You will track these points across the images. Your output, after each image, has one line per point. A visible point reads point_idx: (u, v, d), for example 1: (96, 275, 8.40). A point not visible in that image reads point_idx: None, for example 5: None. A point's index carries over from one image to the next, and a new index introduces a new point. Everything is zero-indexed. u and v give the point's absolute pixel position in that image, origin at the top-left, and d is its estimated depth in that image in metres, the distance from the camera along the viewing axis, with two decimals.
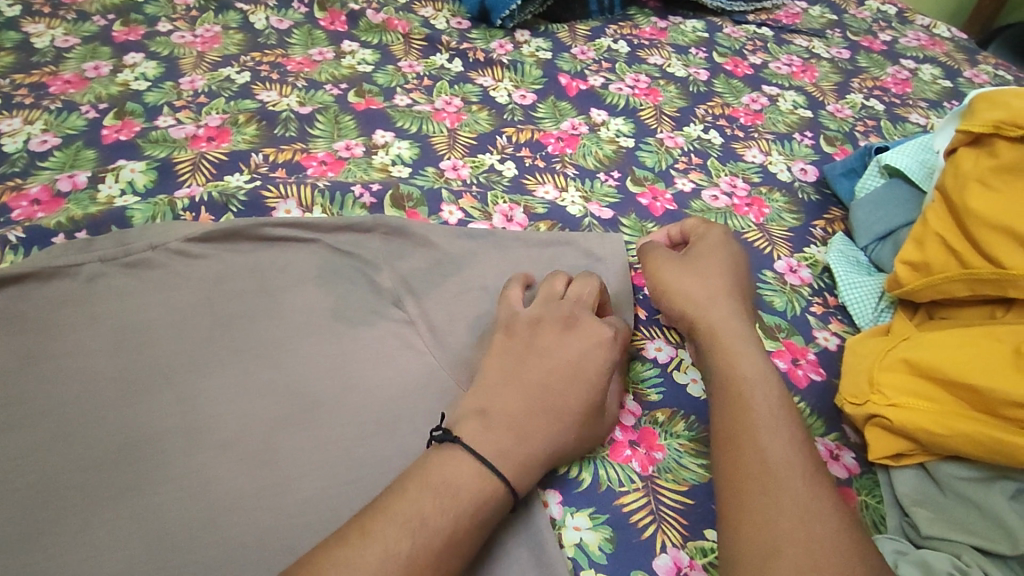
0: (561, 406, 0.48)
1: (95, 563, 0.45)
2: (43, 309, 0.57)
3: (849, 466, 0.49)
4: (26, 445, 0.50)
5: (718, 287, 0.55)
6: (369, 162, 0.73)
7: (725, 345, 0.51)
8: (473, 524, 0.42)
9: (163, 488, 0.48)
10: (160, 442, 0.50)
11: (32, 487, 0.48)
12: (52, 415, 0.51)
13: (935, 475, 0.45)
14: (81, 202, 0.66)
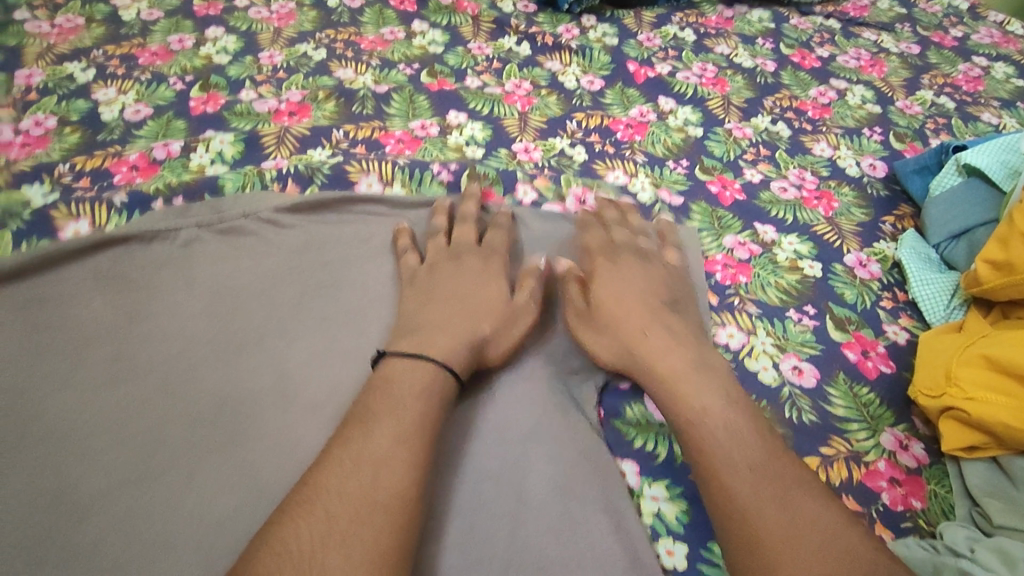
0: (477, 312, 0.54)
1: (201, 508, 0.47)
2: (145, 269, 0.59)
3: (917, 455, 0.51)
4: (131, 393, 0.52)
5: (622, 323, 0.54)
6: (444, 142, 0.75)
7: (669, 387, 0.49)
8: (419, 397, 0.47)
9: (260, 443, 0.50)
10: (257, 399, 0.53)
11: (139, 434, 0.50)
12: (157, 367, 0.53)
13: (1008, 468, 0.47)
14: (175, 169, 0.69)
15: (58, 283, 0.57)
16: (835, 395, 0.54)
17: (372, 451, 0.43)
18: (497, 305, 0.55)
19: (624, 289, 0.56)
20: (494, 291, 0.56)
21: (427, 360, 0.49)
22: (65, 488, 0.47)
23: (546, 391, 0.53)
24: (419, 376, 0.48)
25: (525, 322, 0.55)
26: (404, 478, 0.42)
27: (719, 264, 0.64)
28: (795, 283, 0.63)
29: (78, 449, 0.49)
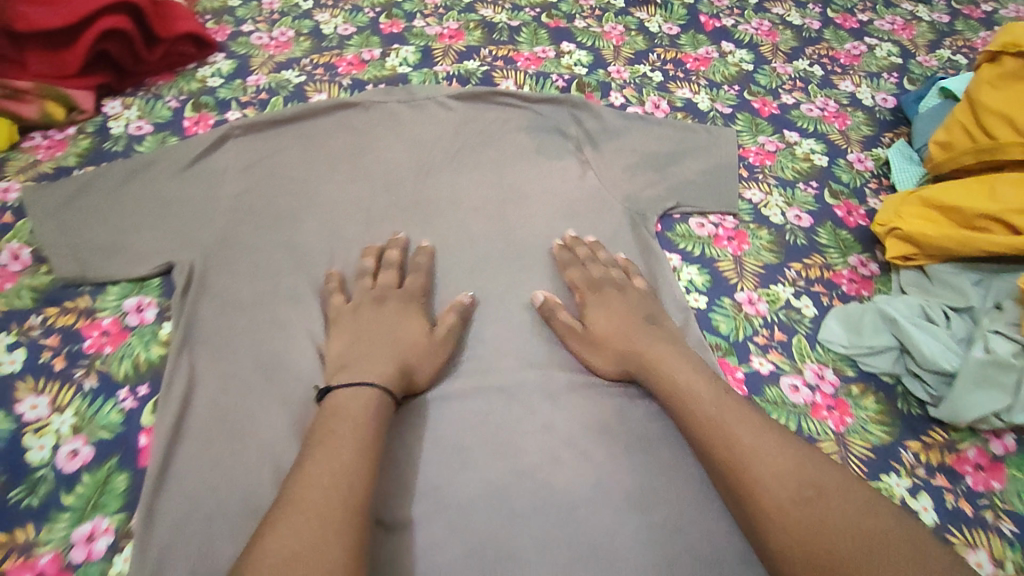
0: (408, 346, 0.64)
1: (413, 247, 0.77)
2: (367, 121, 0.90)
3: (872, 269, 0.78)
4: (368, 187, 0.82)
5: (615, 340, 0.66)
6: (559, 62, 1.04)
7: (661, 381, 0.62)
8: (372, 415, 0.57)
9: (441, 225, 0.79)
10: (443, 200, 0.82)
11: (374, 209, 0.80)
12: (380, 176, 0.84)
13: (927, 270, 0.72)
14: (376, 67, 1.00)
15: (315, 124, 0.89)
16: (822, 233, 0.82)
17: (341, 461, 0.52)
18: (419, 342, 0.65)
19: (613, 314, 0.68)
20: (418, 328, 0.66)
21: (370, 387, 0.59)
22: (336, 229, 0.78)
23: (618, 215, 0.82)
24: (364, 401, 0.57)
25: (437, 355, 0.66)
26: (367, 481, 0.52)
27: (753, 152, 0.91)
28: (806, 168, 0.89)
29: (340, 212, 0.80)
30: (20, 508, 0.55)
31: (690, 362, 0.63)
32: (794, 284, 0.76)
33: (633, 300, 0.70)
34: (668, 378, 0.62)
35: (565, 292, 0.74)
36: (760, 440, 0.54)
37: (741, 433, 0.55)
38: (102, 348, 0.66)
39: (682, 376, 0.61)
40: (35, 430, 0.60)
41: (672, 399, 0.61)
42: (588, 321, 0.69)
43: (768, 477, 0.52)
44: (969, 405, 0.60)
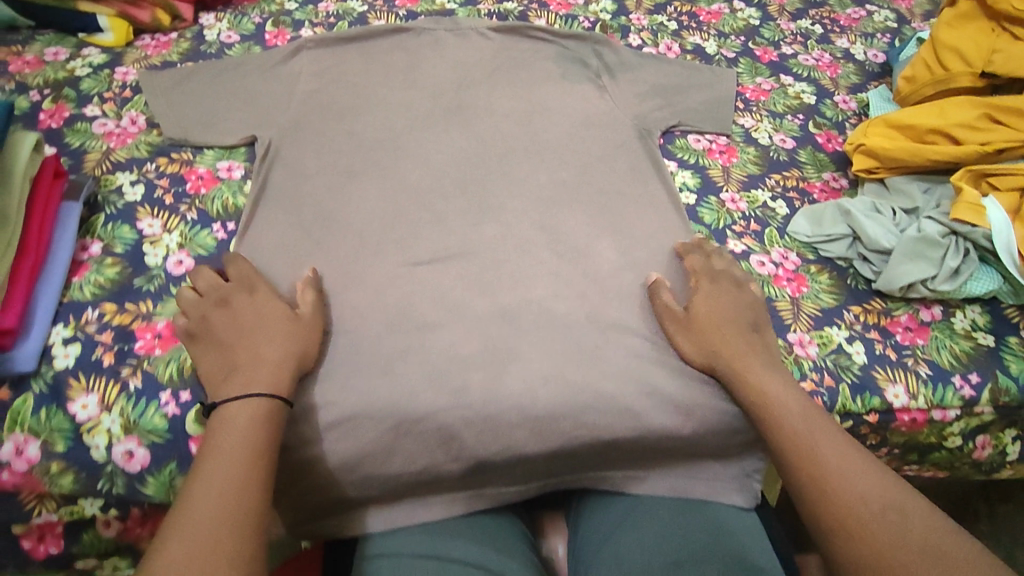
0: (274, 330, 0.63)
1: (451, 140, 0.90)
2: (417, 44, 1.03)
3: (842, 183, 0.91)
4: (417, 92, 0.96)
5: (711, 338, 0.68)
6: (587, 8, 1.18)
7: (751, 382, 0.64)
8: (262, 424, 0.55)
9: (477, 125, 0.93)
10: (480, 107, 0.95)
11: (421, 110, 0.94)
12: (426, 84, 0.97)
13: (886, 182, 0.85)
14: (427, 3, 1.15)
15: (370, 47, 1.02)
16: (802, 154, 0.95)
17: (225, 475, 0.51)
18: (284, 323, 0.64)
19: (719, 311, 0.70)
20: (280, 311, 0.65)
21: (259, 396, 0.57)
22: (387, 121, 0.91)
23: (626, 131, 0.94)
24: (253, 410, 0.56)
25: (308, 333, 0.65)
26: (256, 491, 0.51)
27: (750, 90, 1.04)
28: (796, 104, 1.03)
29: (392, 110, 0.93)
30: (142, 290, 0.70)
31: (784, 380, 0.65)
32: (772, 190, 0.89)
33: (746, 305, 0.71)
34: (759, 386, 0.64)
35: (680, 274, 0.77)
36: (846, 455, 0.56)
37: (832, 449, 0.57)
38: (200, 190, 0.81)
39: (776, 388, 0.63)
40: (151, 242, 0.75)
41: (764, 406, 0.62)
42: (690, 307, 0.71)
43: (839, 473, 0.55)
44: (901, 272, 0.73)
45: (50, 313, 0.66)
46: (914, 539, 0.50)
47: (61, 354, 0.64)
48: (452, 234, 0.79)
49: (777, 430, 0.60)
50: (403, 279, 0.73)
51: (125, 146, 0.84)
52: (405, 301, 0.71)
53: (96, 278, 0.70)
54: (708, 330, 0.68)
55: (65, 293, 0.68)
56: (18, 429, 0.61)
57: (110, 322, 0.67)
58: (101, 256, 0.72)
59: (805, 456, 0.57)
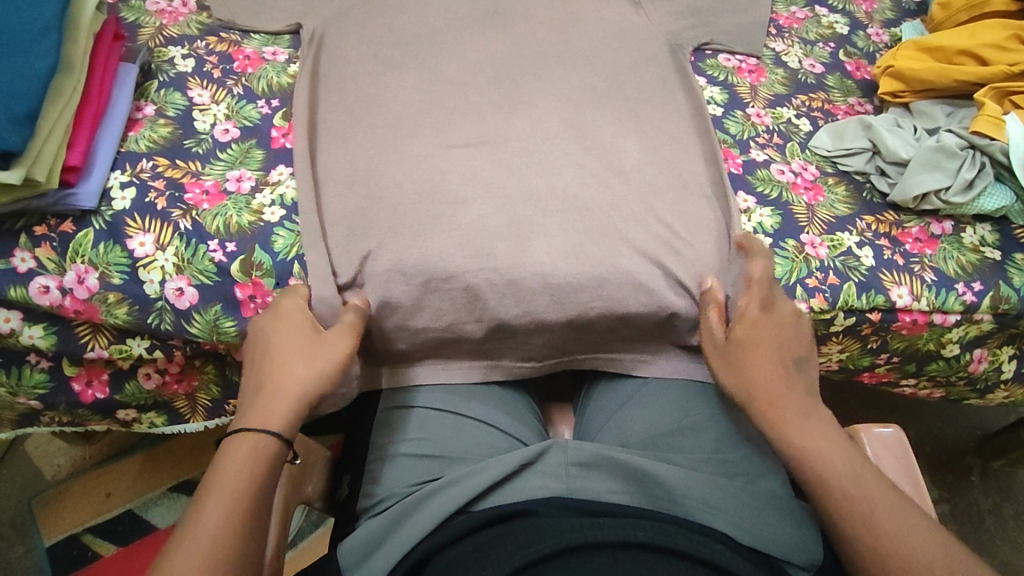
0: (297, 352, 0.59)
1: (486, 42, 0.93)
2: None
3: (866, 108, 0.93)
4: None
5: (741, 370, 0.63)
6: None
7: (798, 441, 0.58)
8: (258, 467, 0.53)
9: (513, 30, 0.95)
10: (517, 14, 0.97)
11: (459, 12, 0.96)
12: None
13: (910, 107, 0.87)
14: None
15: None
16: (831, 79, 0.96)
17: (209, 529, 0.49)
18: (304, 343, 0.60)
19: (767, 336, 0.64)
20: (304, 329, 0.62)
21: (258, 432, 0.55)
22: (426, 20, 0.94)
23: (659, 43, 0.97)
24: (251, 449, 0.54)
25: (333, 350, 0.60)
26: (240, 549, 0.49)
27: (784, 17, 1.05)
28: (829, 34, 1.03)
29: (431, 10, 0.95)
30: (191, 151, 0.75)
31: (830, 431, 0.59)
32: (797, 109, 0.91)
33: (791, 344, 0.64)
34: (811, 446, 0.57)
35: (738, 288, 0.72)
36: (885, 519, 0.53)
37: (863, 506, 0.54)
38: (246, 68, 0.84)
39: (817, 445, 0.57)
40: (200, 110, 0.79)
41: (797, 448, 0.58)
42: (732, 335, 0.66)
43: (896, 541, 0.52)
44: (917, 182, 0.75)
45: (109, 160, 0.70)
46: None
47: (119, 197, 0.69)
48: (484, 124, 0.82)
49: (826, 495, 0.56)
50: (437, 159, 0.77)
51: (177, 23, 0.87)
52: (438, 177, 0.75)
53: (149, 134, 0.75)
54: (747, 364, 0.63)
55: (122, 146, 0.73)
56: (79, 259, 0.66)
57: (162, 174, 0.72)
58: (155, 116, 0.76)
59: (860, 524, 0.53)
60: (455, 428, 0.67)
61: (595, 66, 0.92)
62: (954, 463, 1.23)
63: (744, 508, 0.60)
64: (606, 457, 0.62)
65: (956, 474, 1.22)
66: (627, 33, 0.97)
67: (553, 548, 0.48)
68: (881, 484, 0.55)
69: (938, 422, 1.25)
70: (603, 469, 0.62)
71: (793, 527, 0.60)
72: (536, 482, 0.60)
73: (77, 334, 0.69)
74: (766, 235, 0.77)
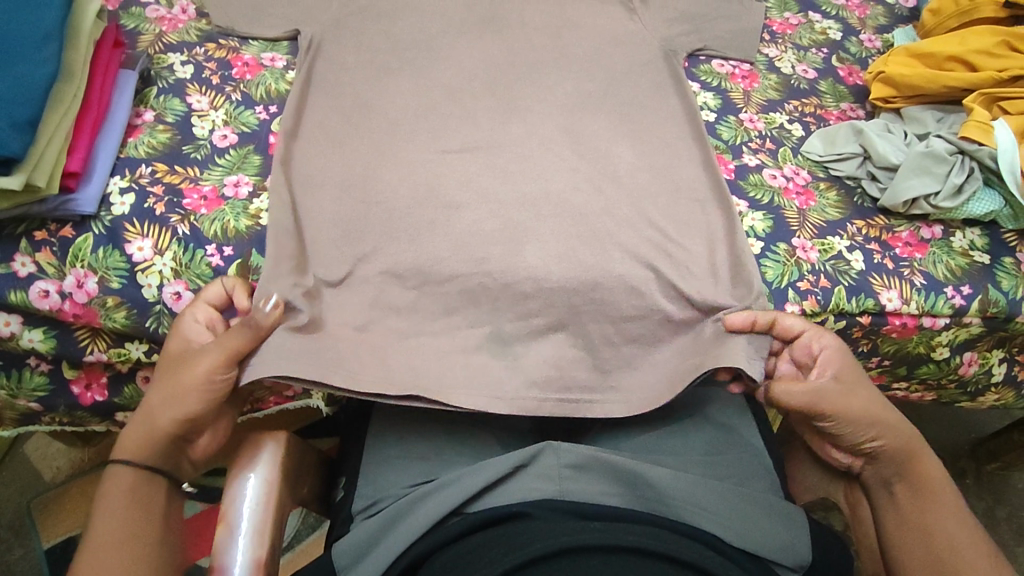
0: (161, 375, 0.60)
1: (483, 49, 0.94)
2: None
3: (858, 113, 0.94)
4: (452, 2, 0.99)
5: (879, 407, 0.63)
6: None
7: (908, 445, 0.63)
8: (123, 494, 0.57)
9: (509, 38, 0.96)
10: (513, 21, 0.98)
11: (456, 20, 0.97)
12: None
13: (901, 113, 0.88)
14: None
15: None
16: (823, 85, 0.97)
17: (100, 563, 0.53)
18: (175, 368, 0.60)
19: (853, 368, 0.65)
20: (180, 349, 0.62)
21: (121, 463, 0.58)
22: (423, 29, 0.95)
23: (653, 50, 0.98)
24: (117, 482, 0.57)
25: (186, 371, 0.58)
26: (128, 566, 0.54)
27: (778, 23, 1.06)
28: (822, 40, 1.04)
29: (428, 18, 0.96)
30: (190, 157, 0.76)
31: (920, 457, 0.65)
32: (790, 115, 0.92)
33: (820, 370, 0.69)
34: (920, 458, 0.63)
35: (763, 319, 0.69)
36: (970, 542, 0.59)
37: (954, 530, 0.59)
38: (245, 75, 0.85)
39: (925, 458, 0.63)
40: (199, 116, 0.80)
41: (917, 478, 0.62)
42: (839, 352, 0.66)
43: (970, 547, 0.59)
44: (907, 187, 0.76)
45: (108, 165, 0.71)
46: None
47: (118, 202, 0.70)
48: (480, 129, 0.83)
49: (924, 494, 0.61)
50: (432, 164, 0.78)
51: (176, 29, 0.88)
52: (434, 182, 0.76)
53: (149, 140, 0.76)
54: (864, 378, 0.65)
55: (122, 152, 0.74)
56: (79, 264, 0.67)
57: (160, 179, 0.73)
58: (154, 122, 0.77)
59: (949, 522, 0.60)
60: (448, 432, 0.68)
61: (589, 73, 0.93)
62: (948, 466, 1.23)
63: (733, 510, 0.60)
64: (599, 457, 0.62)
65: (951, 477, 1.23)
66: (621, 41, 0.98)
67: (544, 552, 0.49)
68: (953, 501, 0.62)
69: (932, 425, 1.26)
70: (596, 469, 0.62)
71: (779, 527, 0.60)
72: (529, 483, 0.61)
73: (76, 338, 0.70)
74: (757, 238, 0.77)
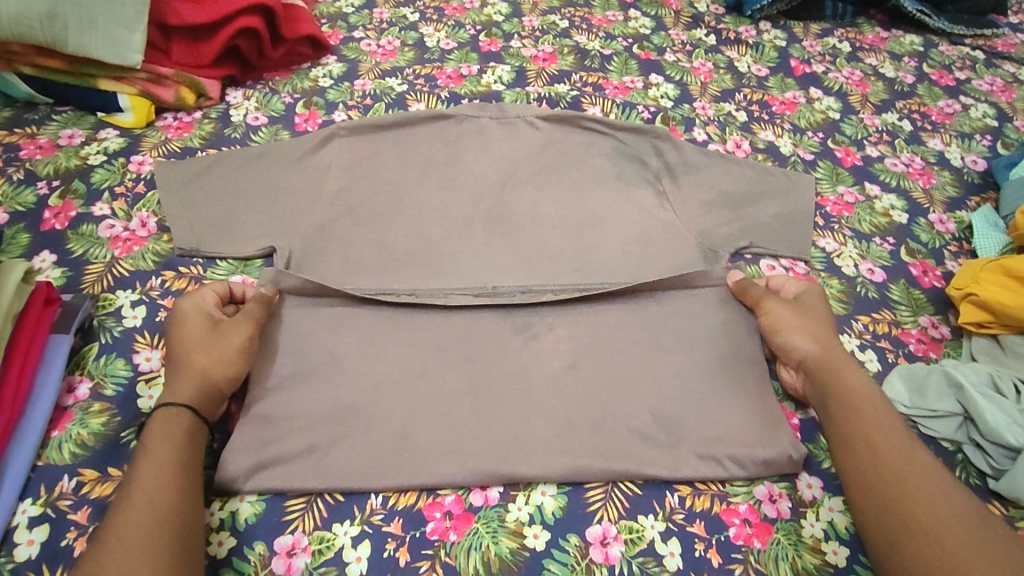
0: (194, 346, 0.64)
1: (489, 259, 0.80)
2: (459, 132, 0.93)
3: (943, 332, 0.78)
4: (456, 196, 0.86)
5: (831, 345, 0.68)
6: (646, 93, 1.05)
7: (832, 362, 0.66)
8: (184, 431, 0.59)
9: (521, 241, 0.83)
10: (523, 218, 0.85)
11: (456, 220, 0.84)
12: (465, 188, 0.87)
13: (1002, 343, 0.72)
14: (473, 83, 1.04)
15: (410, 133, 0.92)
16: (894, 290, 0.82)
17: (159, 484, 0.54)
18: (210, 337, 0.65)
19: (828, 316, 0.71)
20: (201, 325, 0.66)
21: (174, 406, 0.60)
22: (420, 233, 0.82)
23: (690, 250, 0.83)
24: (178, 417, 0.59)
25: (232, 340, 0.64)
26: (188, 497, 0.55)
27: (831, 201, 0.91)
28: (886, 222, 0.89)
29: (427, 219, 0.83)
30: (128, 449, 0.61)
31: (863, 375, 0.66)
32: (860, 337, 0.76)
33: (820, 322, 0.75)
34: (841, 372, 0.65)
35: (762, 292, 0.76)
36: (892, 444, 0.60)
37: (883, 434, 0.60)
38: None
39: (856, 376, 0.65)
40: (146, 380, 0.65)
41: (846, 397, 0.63)
42: (812, 305, 0.72)
43: (890, 445, 0.60)
44: None
45: (18, 485, 0.57)
46: (952, 512, 0.55)
47: (24, 540, 0.55)
48: (487, 382, 0.68)
49: (844, 395, 0.64)
50: (430, 444, 0.63)
51: (131, 254, 0.76)
52: (430, 476, 0.61)
53: (79, 432, 0.61)
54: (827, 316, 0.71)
55: (43, 454, 0.60)
56: None
57: (86, 496, 0.58)
58: (88, 400, 0.63)
59: (866, 426, 0.61)
60: None
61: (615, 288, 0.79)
62: None
63: None
64: None
65: None
66: (651, 236, 0.84)
67: None
68: (886, 408, 0.63)
69: None
70: None
71: None
72: None
73: None
74: (840, 541, 0.60)
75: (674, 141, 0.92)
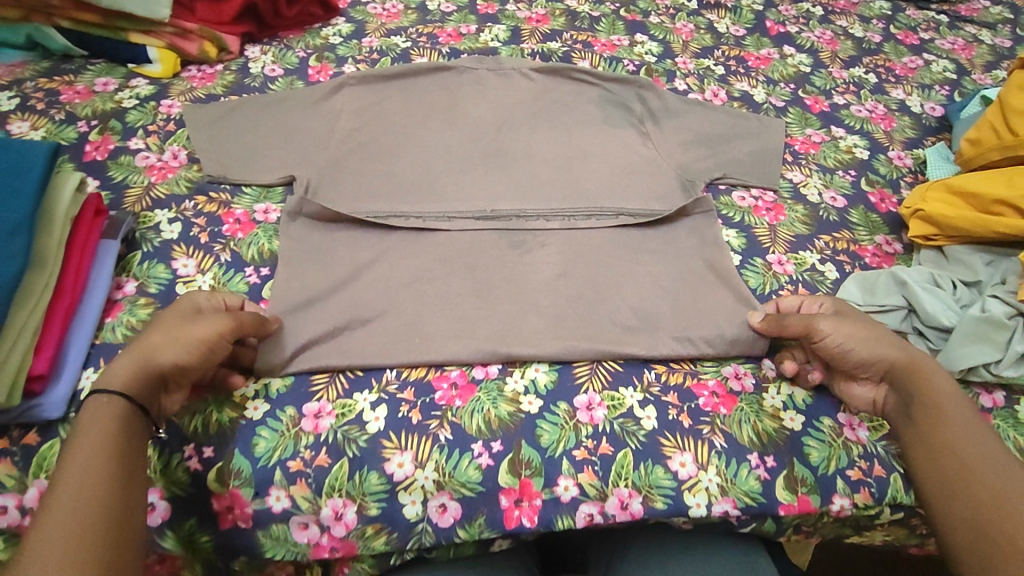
0: (160, 326, 0.62)
1: (488, 186, 0.89)
2: (459, 81, 1.01)
3: (895, 248, 0.87)
4: (457, 135, 0.95)
5: (888, 346, 0.66)
6: (631, 50, 1.14)
7: (910, 363, 0.65)
8: (118, 423, 0.56)
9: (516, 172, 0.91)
10: (519, 154, 0.94)
11: (458, 155, 0.93)
12: (466, 128, 0.96)
13: (945, 252, 0.81)
14: (471, 41, 1.12)
15: (415, 82, 1.00)
16: (854, 214, 0.90)
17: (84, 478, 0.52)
18: (182, 323, 0.62)
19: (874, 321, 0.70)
20: (185, 312, 0.64)
21: (105, 391, 0.57)
22: (425, 165, 0.91)
23: (669, 179, 0.92)
24: (111, 408, 0.56)
25: (197, 332, 0.61)
26: (115, 493, 0.52)
27: (799, 141, 1.00)
28: (849, 159, 0.98)
29: (431, 154, 0.92)
30: None
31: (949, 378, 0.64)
32: (821, 252, 0.85)
33: None
34: (924, 371, 0.65)
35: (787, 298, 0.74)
36: (969, 436, 0.60)
37: (962, 427, 0.60)
38: (236, 233, 0.80)
39: (941, 379, 0.64)
40: (185, 282, 0.74)
41: (927, 393, 0.63)
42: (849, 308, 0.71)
43: (968, 438, 0.59)
44: (960, 355, 0.70)
45: (80, 359, 0.65)
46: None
47: None
48: (487, 285, 0.76)
49: (925, 394, 0.63)
50: (437, 332, 0.71)
51: (166, 181, 0.85)
52: (437, 356, 0.69)
53: (128, 319, 0.70)
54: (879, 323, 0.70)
55: (98, 336, 0.68)
56: (43, 474, 0.60)
57: None
58: (135, 295, 0.72)
59: (945, 420, 0.61)
60: None
61: None
62: None
63: None
64: None
65: None
66: (635, 168, 0.93)
67: None
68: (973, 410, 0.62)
69: None
70: None
71: None
72: None
73: None
74: (798, 410, 0.69)
75: (654, 89, 1.01)
